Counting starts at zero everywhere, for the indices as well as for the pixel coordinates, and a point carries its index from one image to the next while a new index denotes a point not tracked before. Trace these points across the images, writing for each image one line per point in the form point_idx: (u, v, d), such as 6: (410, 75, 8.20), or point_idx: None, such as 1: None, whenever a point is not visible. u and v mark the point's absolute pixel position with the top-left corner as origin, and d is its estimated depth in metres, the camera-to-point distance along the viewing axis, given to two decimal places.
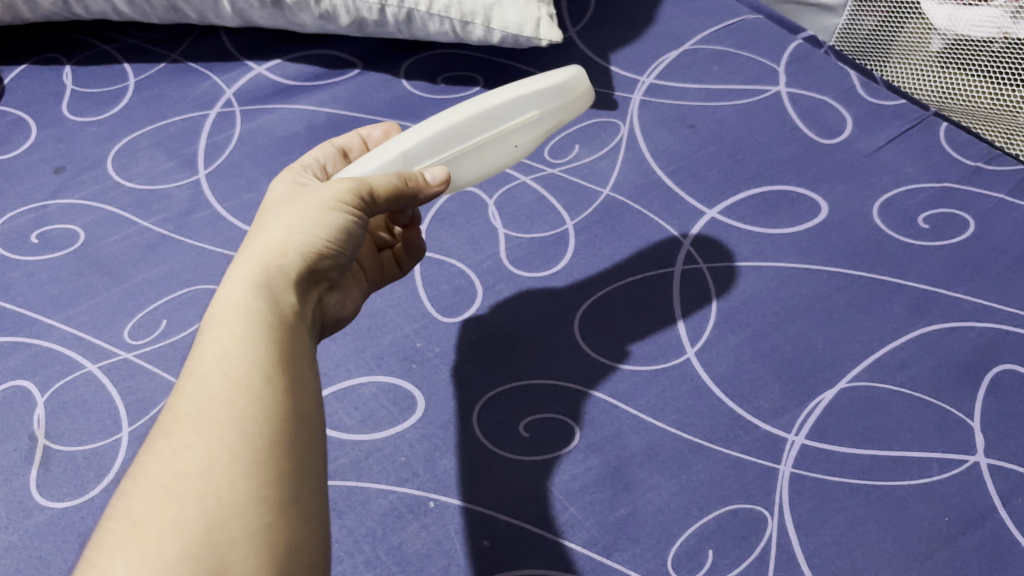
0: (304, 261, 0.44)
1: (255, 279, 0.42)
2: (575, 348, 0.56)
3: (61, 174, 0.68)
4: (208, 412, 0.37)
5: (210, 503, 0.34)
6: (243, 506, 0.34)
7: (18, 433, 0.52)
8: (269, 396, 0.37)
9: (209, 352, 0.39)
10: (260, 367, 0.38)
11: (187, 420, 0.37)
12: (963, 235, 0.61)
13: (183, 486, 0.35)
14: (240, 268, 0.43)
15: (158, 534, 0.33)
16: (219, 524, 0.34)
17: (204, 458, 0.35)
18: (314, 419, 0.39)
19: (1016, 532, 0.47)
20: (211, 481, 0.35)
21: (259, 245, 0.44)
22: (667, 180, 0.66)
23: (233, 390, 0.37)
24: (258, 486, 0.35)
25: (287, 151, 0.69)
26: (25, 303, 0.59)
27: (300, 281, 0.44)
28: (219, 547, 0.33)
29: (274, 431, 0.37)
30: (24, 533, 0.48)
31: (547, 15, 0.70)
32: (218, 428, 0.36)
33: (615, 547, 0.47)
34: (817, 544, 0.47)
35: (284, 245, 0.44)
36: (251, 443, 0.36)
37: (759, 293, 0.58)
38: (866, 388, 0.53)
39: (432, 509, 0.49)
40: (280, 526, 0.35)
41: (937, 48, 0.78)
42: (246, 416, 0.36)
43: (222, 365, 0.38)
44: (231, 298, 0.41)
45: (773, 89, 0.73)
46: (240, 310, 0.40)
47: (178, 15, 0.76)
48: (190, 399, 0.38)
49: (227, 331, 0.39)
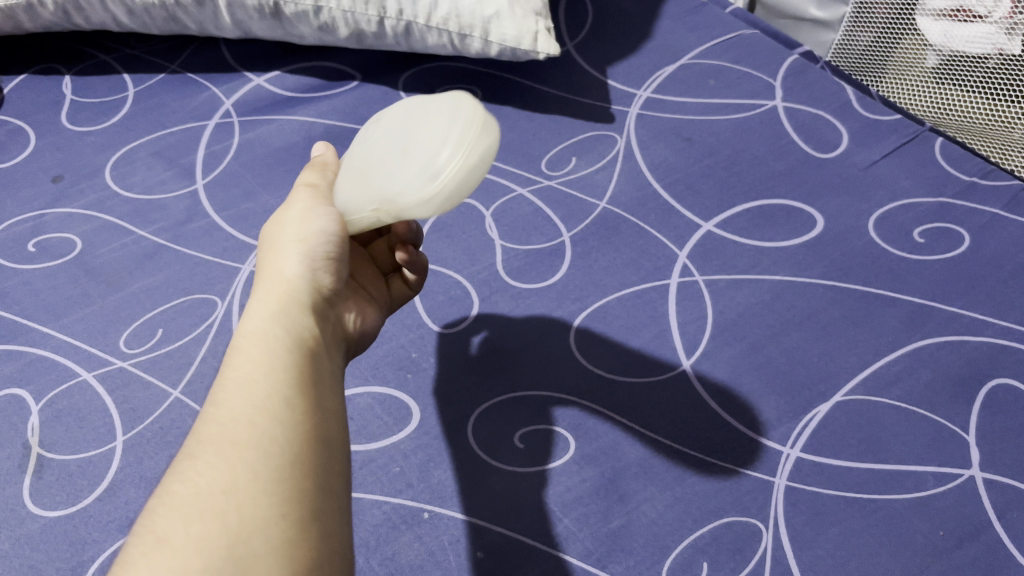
0: (311, 285, 0.44)
1: (273, 307, 0.42)
2: (571, 359, 0.56)
3: (60, 183, 0.68)
4: (229, 432, 0.37)
5: (232, 518, 0.34)
6: (266, 523, 0.34)
7: (13, 441, 0.52)
8: (289, 416, 0.38)
9: (231, 378, 0.39)
10: (280, 390, 0.38)
11: (210, 441, 0.37)
12: (959, 249, 0.61)
13: (205, 503, 0.35)
14: (256, 295, 0.43)
15: (182, 549, 0.33)
16: (241, 538, 0.34)
17: (225, 476, 0.35)
18: (334, 440, 0.39)
19: (1011, 547, 0.46)
20: (234, 498, 0.35)
21: (270, 270, 0.44)
22: (664, 193, 0.67)
23: (255, 412, 0.37)
24: (280, 503, 0.35)
25: (286, 162, 0.69)
26: (20, 311, 0.59)
27: (313, 303, 0.44)
28: (242, 562, 0.33)
29: (296, 450, 0.37)
30: (16, 541, 0.48)
31: (545, 29, 0.71)
32: (241, 449, 0.36)
33: (610, 560, 0.47)
34: (812, 557, 0.46)
35: (292, 272, 0.44)
36: (273, 462, 0.36)
37: (755, 306, 0.58)
38: (861, 402, 0.53)
39: (427, 520, 0.49)
40: (303, 542, 0.35)
41: (932, 64, 0.79)
42: (268, 437, 0.37)
43: (243, 387, 0.38)
44: (249, 326, 0.41)
45: (769, 103, 0.74)
46: (259, 335, 0.41)
47: (178, 26, 0.76)
48: (212, 421, 0.38)
49: (249, 357, 0.40)
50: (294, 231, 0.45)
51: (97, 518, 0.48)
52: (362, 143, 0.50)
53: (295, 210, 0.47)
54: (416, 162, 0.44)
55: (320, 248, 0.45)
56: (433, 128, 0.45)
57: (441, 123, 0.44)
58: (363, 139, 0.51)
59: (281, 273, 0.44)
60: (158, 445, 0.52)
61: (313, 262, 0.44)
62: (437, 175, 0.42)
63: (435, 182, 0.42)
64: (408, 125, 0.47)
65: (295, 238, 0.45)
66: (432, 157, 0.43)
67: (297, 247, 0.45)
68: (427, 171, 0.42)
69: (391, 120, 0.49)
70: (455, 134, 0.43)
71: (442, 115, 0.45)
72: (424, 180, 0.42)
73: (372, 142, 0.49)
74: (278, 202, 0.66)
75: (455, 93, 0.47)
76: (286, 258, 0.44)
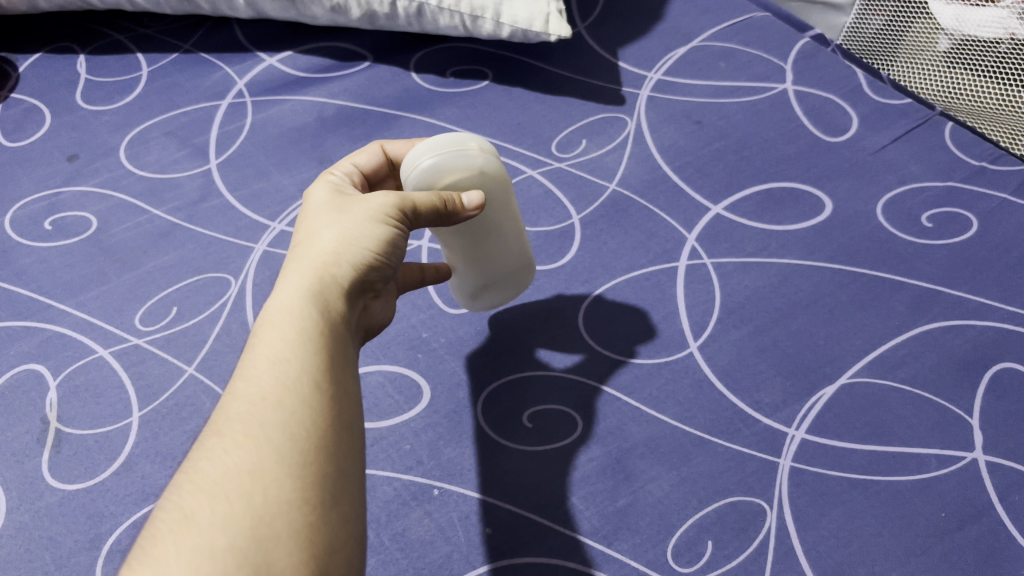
0: (355, 272, 0.44)
1: (310, 287, 0.42)
2: (579, 339, 0.57)
3: (74, 162, 0.69)
4: (258, 413, 0.38)
5: (257, 500, 0.35)
6: (288, 505, 0.35)
7: (31, 415, 0.53)
8: (318, 399, 0.38)
9: (261, 355, 0.40)
10: (310, 371, 0.39)
11: (238, 421, 0.38)
12: (966, 234, 0.62)
13: (230, 483, 0.35)
14: (292, 270, 0.43)
15: (207, 528, 0.34)
16: (264, 520, 0.34)
17: (250, 457, 0.36)
18: (354, 424, 0.40)
19: (1012, 529, 0.47)
20: (259, 480, 0.35)
21: (308, 243, 0.44)
22: (673, 176, 0.67)
23: (285, 393, 0.38)
24: (303, 487, 0.35)
25: (297, 142, 0.70)
26: (37, 289, 0.60)
27: (351, 289, 0.44)
28: (265, 544, 0.34)
29: (320, 436, 0.37)
30: (35, 513, 0.49)
31: (557, 11, 0.70)
32: (269, 430, 0.37)
33: (616, 537, 0.48)
34: (815, 537, 0.47)
35: (336, 255, 0.43)
36: (298, 445, 0.36)
37: (762, 290, 0.59)
38: (866, 384, 0.53)
39: (437, 496, 0.50)
40: (322, 527, 0.35)
41: (944, 48, 0.78)
42: (296, 420, 0.37)
43: (273, 367, 0.39)
44: (282, 302, 0.41)
45: (780, 86, 0.74)
46: (292, 314, 0.41)
47: (191, 6, 0.77)
48: (241, 399, 0.38)
49: (279, 335, 0.40)
50: (359, 217, 0.45)
51: (114, 492, 0.49)
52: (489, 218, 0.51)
53: (371, 202, 0.46)
54: (481, 271, 0.53)
55: (379, 249, 0.45)
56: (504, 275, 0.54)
57: (500, 304, 0.56)
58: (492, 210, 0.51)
59: (322, 249, 0.44)
60: (172, 422, 0.53)
61: (368, 259, 0.44)
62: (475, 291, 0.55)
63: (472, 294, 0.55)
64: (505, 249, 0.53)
65: (357, 229, 0.44)
66: (491, 298, 0.55)
67: (353, 236, 0.44)
68: (490, 287, 0.54)
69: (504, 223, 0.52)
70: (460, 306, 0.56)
71: (511, 299, 0.56)
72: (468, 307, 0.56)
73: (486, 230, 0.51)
74: (291, 182, 0.67)
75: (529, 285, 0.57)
76: (342, 242, 0.44)
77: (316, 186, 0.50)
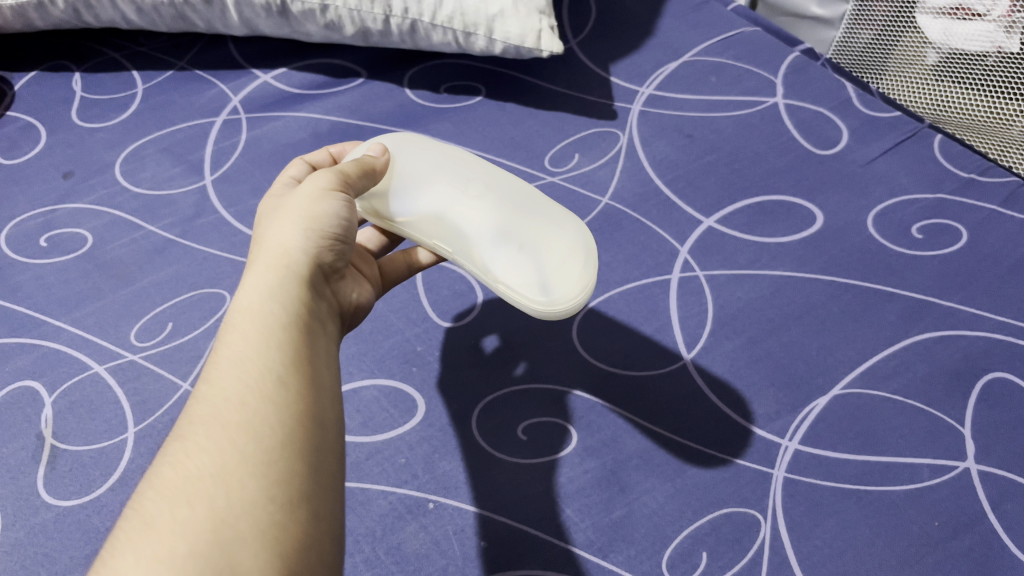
0: (306, 255, 0.44)
1: (267, 283, 0.43)
2: (574, 353, 0.57)
3: (70, 179, 0.69)
4: (222, 415, 0.38)
5: (219, 501, 0.35)
6: (252, 505, 0.35)
7: (26, 432, 0.53)
8: (283, 396, 0.38)
9: (225, 358, 0.40)
10: (274, 369, 0.39)
11: (201, 424, 0.38)
12: (956, 245, 0.62)
13: (192, 487, 0.35)
14: (252, 275, 0.44)
15: (167, 532, 0.34)
16: (227, 522, 0.34)
17: (214, 459, 0.36)
18: (328, 418, 0.40)
19: (1004, 538, 0.47)
20: (223, 481, 0.35)
21: (268, 245, 0.45)
22: (665, 189, 0.67)
23: (248, 393, 0.38)
24: (267, 486, 0.36)
25: (291, 158, 0.70)
26: (32, 306, 0.60)
27: (311, 272, 0.45)
28: (228, 545, 0.34)
29: (287, 432, 0.37)
30: (30, 530, 0.49)
31: (549, 27, 0.71)
32: (231, 431, 0.37)
33: (611, 549, 0.48)
34: (810, 548, 0.47)
35: (284, 246, 0.44)
36: (262, 444, 0.37)
37: (754, 302, 0.59)
38: (858, 396, 0.54)
39: (432, 510, 0.50)
40: (288, 525, 0.35)
41: (932, 61, 0.79)
42: (260, 420, 0.37)
43: (237, 368, 0.39)
44: (245, 303, 0.42)
45: (770, 100, 0.74)
46: (254, 311, 0.42)
47: (185, 24, 0.77)
48: (206, 402, 0.39)
49: (242, 336, 0.41)
50: (297, 200, 0.47)
51: (109, 508, 0.49)
52: (469, 183, 0.51)
53: (307, 184, 0.47)
54: (535, 237, 0.49)
55: (322, 219, 0.46)
56: (540, 227, 0.49)
57: (557, 257, 0.48)
58: (465, 178, 0.52)
59: (284, 252, 0.44)
60: (168, 436, 0.53)
61: (313, 234, 0.45)
62: (543, 283, 0.47)
63: (552, 293, 0.47)
64: (522, 204, 0.51)
65: (298, 209, 0.46)
66: (536, 248, 0.48)
67: (297, 219, 0.45)
68: (523, 240, 0.48)
69: (493, 183, 0.52)
70: (519, 293, 0.48)
71: (560, 248, 0.49)
72: (532, 289, 0.47)
73: (473, 191, 0.51)
74: None
75: (582, 235, 0.50)
76: (284, 232, 0.45)
77: (263, 202, 0.52)
